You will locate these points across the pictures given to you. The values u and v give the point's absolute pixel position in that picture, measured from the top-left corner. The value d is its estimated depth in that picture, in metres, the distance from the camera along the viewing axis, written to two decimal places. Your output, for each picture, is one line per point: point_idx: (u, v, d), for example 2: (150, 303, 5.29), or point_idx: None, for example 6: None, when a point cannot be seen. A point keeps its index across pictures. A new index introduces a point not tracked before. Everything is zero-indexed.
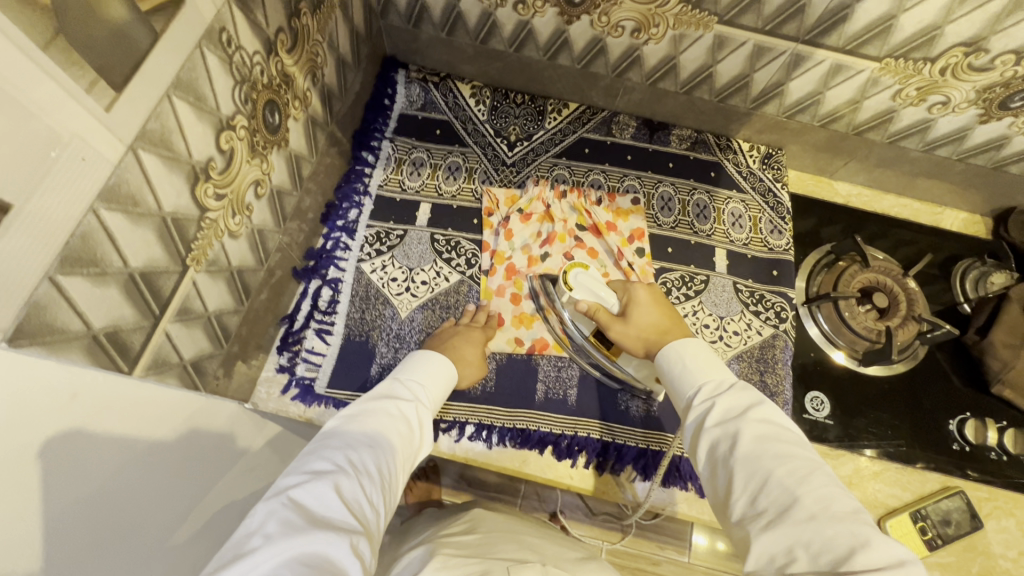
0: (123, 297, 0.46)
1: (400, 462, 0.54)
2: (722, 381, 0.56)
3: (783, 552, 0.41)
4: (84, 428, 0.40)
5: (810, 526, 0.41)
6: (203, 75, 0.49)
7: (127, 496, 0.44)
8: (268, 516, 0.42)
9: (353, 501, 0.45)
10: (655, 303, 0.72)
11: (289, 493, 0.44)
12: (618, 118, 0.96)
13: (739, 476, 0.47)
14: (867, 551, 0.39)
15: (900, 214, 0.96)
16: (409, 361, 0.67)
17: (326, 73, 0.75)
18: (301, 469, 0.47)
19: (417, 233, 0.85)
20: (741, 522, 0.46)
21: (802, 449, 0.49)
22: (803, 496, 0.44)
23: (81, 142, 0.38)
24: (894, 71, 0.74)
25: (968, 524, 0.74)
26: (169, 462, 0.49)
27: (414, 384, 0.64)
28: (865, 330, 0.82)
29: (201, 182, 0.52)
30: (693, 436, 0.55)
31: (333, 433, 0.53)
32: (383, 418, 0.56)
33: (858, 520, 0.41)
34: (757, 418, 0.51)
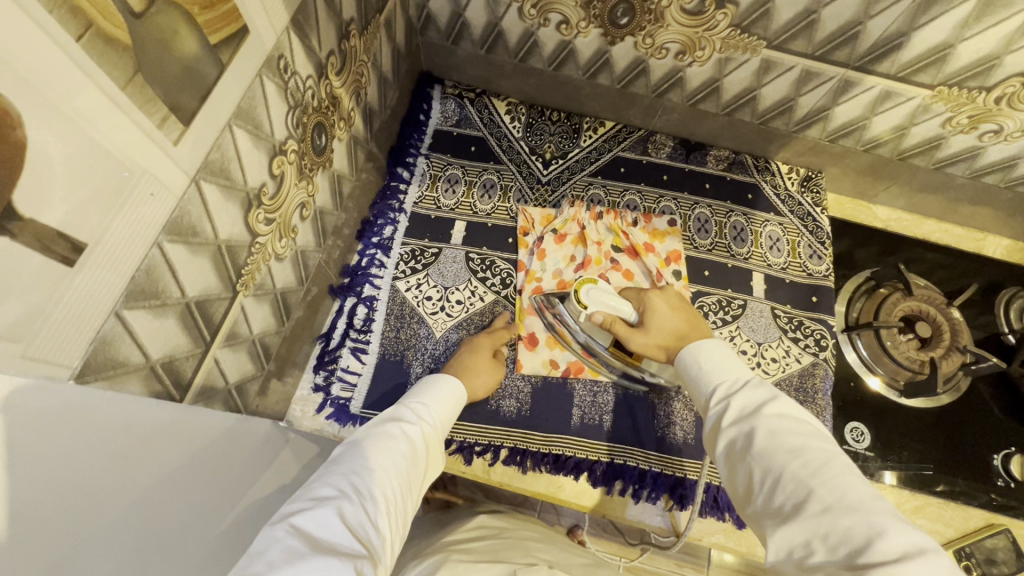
0: (180, 326, 0.46)
1: (408, 488, 0.49)
2: (739, 378, 0.54)
3: (800, 545, 0.39)
4: (128, 439, 0.37)
5: (825, 518, 0.39)
6: (261, 102, 0.49)
7: (191, 496, 0.40)
8: (268, 542, 0.36)
9: (361, 528, 0.41)
10: (673, 310, 0.69)
11: (291, 519, 0.39)
12: (654, 137, 0.95)
13: (757, 473, 0.45)
14: (883, 539, 0.36)
15: (941, 239, 0.94)
16: (417, 389, 0.64)
17: (369, 91, 0.75)
18: (302, 495, 0.42)
19: (452, 252, 0.84)
20: (762, 520, 0.44)
21: (820, 441, 0.45)
22: (818, 488, 0.41)
23: (151, 177, 0.37)
24: (946, 99, 0.72)
25: (1015, 563, 0.72)
26: (219, 466, 0.45)
27: (424, 407, 0.60)
28: (908, 361, 0.81)
29: (254, 209, 0.52)
30: (712, 436, 0.52)
31: (338, 459, 0.48)
32: (392, 441, 0.51)
33: (877, 508, 0.38)
34: (772, 413, 0.48)
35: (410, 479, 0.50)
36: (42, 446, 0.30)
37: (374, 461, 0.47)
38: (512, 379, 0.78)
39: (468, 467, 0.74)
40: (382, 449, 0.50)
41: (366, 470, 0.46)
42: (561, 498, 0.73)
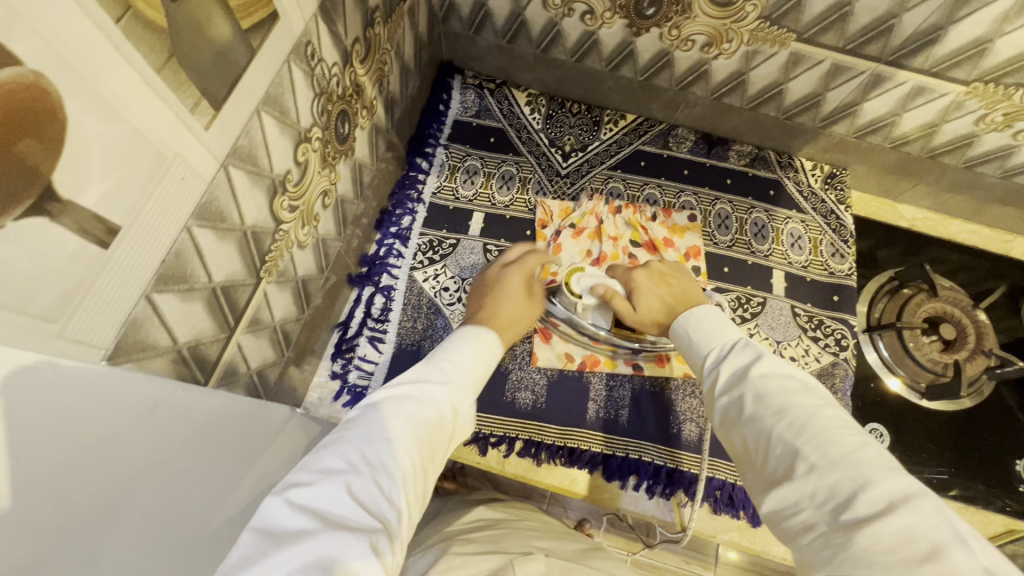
0: (206, 311, 0.46)
1: (427, 452, 0.47)
2: (727, 342, 0.55)
3: (791, 502, 0.38)
4: (144, 418, 0.37)
5: (813, 476, 0.38)
6: (288, 89, 0.48)
7: (207, 478, 0.40)
8: (273, 521, 0.35)
9: (374, 502, 0.39)
10: (657, 284, 0.71)
11: (296, 495, 0.37)
12: (676, 131, 0.93)
13: (751, 435, 0.44)
14: (869, 491, 0.35)
15: (967, 240, 0.92)
16: (444, 345, 0.61)
17: (391, 80, 0.75)
18: (308, 466, 0.41)
19: (469, 243, 0.84)
20: (762, 480, 0.42)
21: (810, 396, 0.44)
22: (806, 445, 0.40)
23: (183, 162, 0.38)
24: (981, 95, 0.70)
25: None
26: (234, 449, 0.45)
27: (450, 366, 0.57)
28: (930, 363, 0.80)
29: (279, 195, 0.52)
30: (708, 407, 0.52)
31: (350, 426, 0.46)
32: (408, 405, 0.49)
33: (865, 459, 0.37)
34: (760, 373, 0.48)
35: (431, 443, 0.48)
36: (59, 426, 0.30)
37: (386, 429, 0.45)
38: (529, 370, 0.78)
39: (483, 458, 0.75)
40: (395, 415, 0.47)
41: (377, 440, 0.44)
42: (575, 492, 0.73)
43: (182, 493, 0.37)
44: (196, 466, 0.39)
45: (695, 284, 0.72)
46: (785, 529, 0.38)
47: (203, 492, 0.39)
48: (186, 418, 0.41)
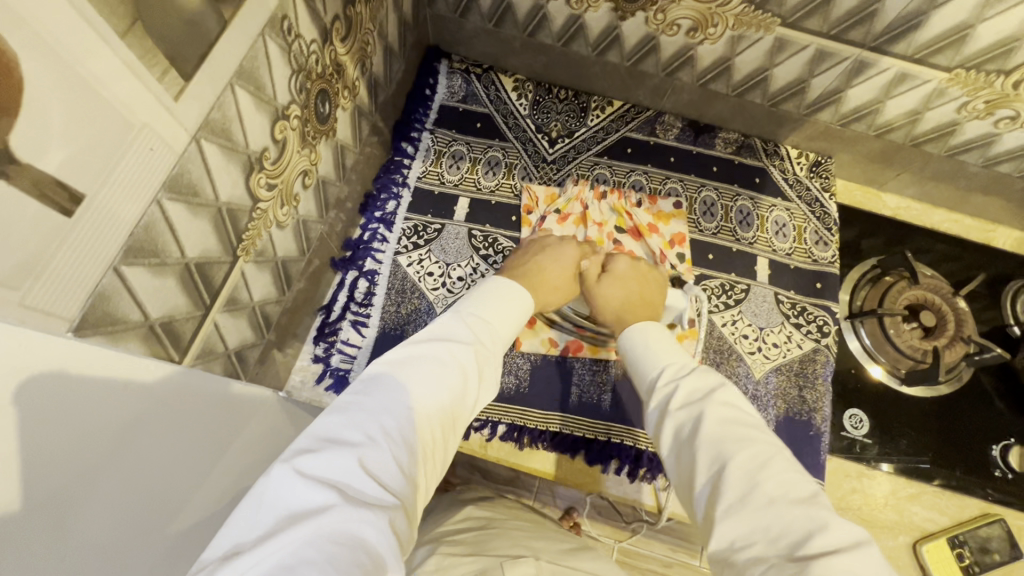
0: (179, 287, 0.46)
1: (449, 417, 0.46)
2: (684, 365, 0.55)
3: (742, 536, 0.39)
4: (135, 408, 0.38)
5: (769, 511, 0.39)
6: (263, 63, 0.48)
7: (171, 467, 0.41)
8: (286, 492, 0.34)
9: (390, 474, 0.38)
10: (629, 277, 0.73)
11: (303, 463, 0.36)
12: (662, 118, 0.93)
13: (704, 460, 0.44)
14: (824, 533, 0.36)
15: (950, 229, 0.93)
16: (469, 301, 0.59)
17: (374, 62, 0.74)
18: (323, 431, 0.39)
19: (454, 228, 0.84)
20: (707, 509, 0.42)
21: (764, 433, 0.45)
22: (762, 481, 0.41)
23: (151, 133, 0.37)
24: (963, 82, 0.70)
25: (1007, 552, 0.73)
26: (206, 434, 0.46)
27: (476, 326, 0.55)
28: (909, 349, 0.80)
29: (256, 172, 0.52)
30: (656, 425, 0.52)
31: (368, 387, 0.44)
32: (431, 369, 0.47)
33: (819, 504, 0.39)
34: (721, 400, 0.48)
35: (452, 409, 0.46)
36: (48, 424, 0.31)
37: (404, 397, 0.43)
38: (513, 355, 0.78)
39: (466, 442, 0.75)
40: (416, 381, 0.45)
41: (396, 408, 0.42)
42: (557, 477, 0.74)
43: (151, 486, 0.39)
44: (164, 458, 0.40)
45: (662, 295, 0.74)
46: (731, 562, 0.39)
47: (169, 485, 0.40)
48: (158, 409, 0.41)
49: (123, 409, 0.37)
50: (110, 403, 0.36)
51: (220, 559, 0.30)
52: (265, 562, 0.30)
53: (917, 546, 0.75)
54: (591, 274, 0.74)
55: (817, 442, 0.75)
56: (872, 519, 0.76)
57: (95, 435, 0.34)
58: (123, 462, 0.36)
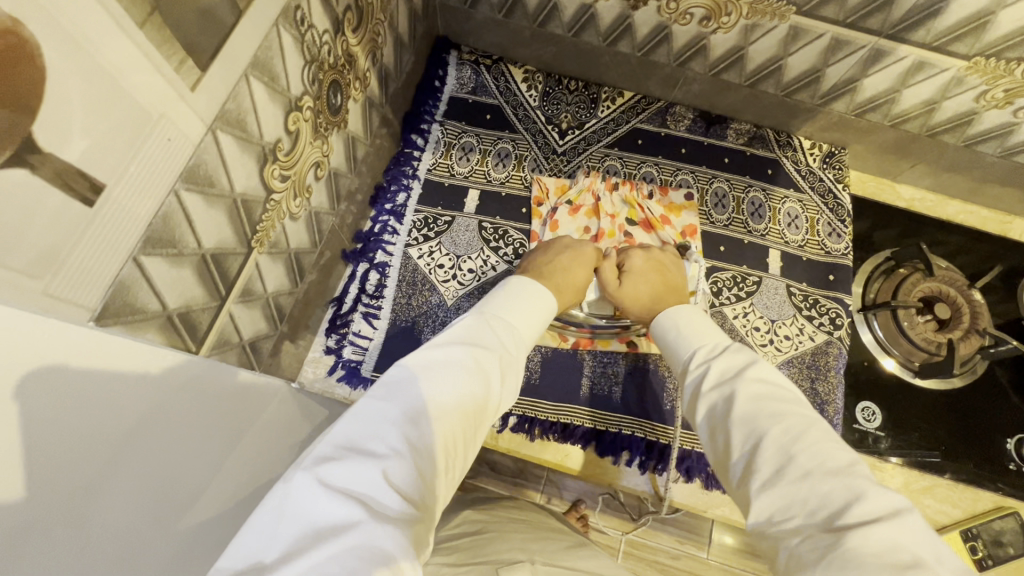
0: (195, 278, 0.46)
1: (470, 423, 0.46)
2: (718, 344, 0.55)
3: (780, 508, 0.39)
4: (154, 401, 0.38)
5: (806, 482, 0.39)
6: (277, 54, 0.48)
7: (188, 463, 0.40)
8: (309, 504, 0.34)
9: (411, 485, 0.38)
10: (648, 269, 0.72)
11: (326, 472, 0.36)
12: (673, 109, 0.92)
13: (738, 436, 0.45)
14: (861, 503, 0.37)
15: (965, 221, 0.91)
16: (489, 302, 0.59)
17: (384, 53, 0.74)
18: (343, 438, 0.39)
19: (465, 220, 0.84)
20: (742, 484, 0.43)
21: (800, 407, 0.46)
22: (799, 452, 0.41)
23: (168, 123, 0.37)
24: (982, 70, 0.69)
25: (1020, 546, 0.73)
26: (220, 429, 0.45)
27: (496, 329, 0.55)
28: (924, 341, 0.80)
29: (269, 163, 0.52)
30: (690, 402, 0.52)
31: (389, 391, 0.44)
32: (452, 374, 0.46)
33: (855, 474, 0.39)
34: (752, 377, 0.48)
35: (474, 415, 0.46)
36: (70, 417, 0.30)
37: (426, 403, 0.43)
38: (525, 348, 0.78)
39: None
40: (438, 386, 0.45)
41: (418, 416, 0.42)
42: (568, 468, 0.74)
43: (173, 477, 0.38)
44: (184, 453, 0.40)
45: (683, 278, 0.74)
46: (768, 534, 0.39)
47: (186, 481, 0.40)
48: (173, 401, 0.40)
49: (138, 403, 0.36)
50: (124, 396, 0.35)
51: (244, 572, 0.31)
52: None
53: None
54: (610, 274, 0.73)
55: None
56: None
57: (112, 430, 0.33)
58: (141, 457, 0.36)
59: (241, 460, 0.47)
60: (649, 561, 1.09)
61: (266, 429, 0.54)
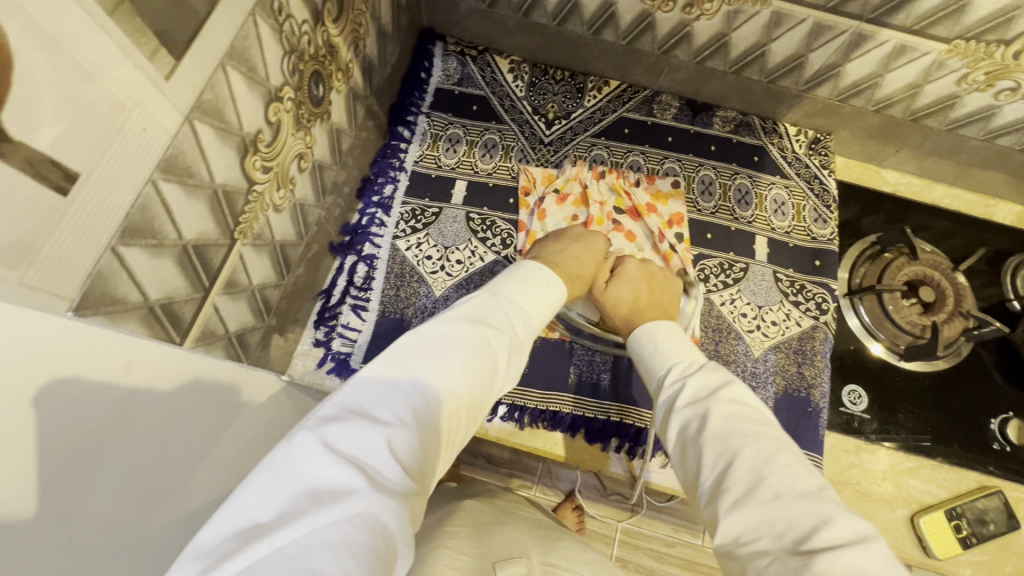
0: (177, 269, 0.46)
1: (472, 401, 0.47)
2: (693, 362, 0.56)
3: (748, 530, 0.41)
4: (136, 395, 0.39)
5: (774, 506, 0.41)
6: (254, 44, 0.48)
7: (168, 455, 0.41)
8: (311, 465, 0.35)
9: (410, 456, 0.39)
10: (639, 279, 0.73)
11: (328, 435, 0.37)
12: (660, 97, 0.93)
13: (709, 457, 0.46)
14: (829, 528, 0.38)
15: (950, 205, 0.92)
16: (501, 279, 0.60)
17: (367, 43, 0.74)
18: (348, 403, 0.40)
19: (452, 211, 0.84)
20: (711, 504, 0.44)
21: (771, 429, 0.47)
22: (768, 477, 0.43)
23: (143, 112, 0.37)
24: (963, 54, 0.69)
25: (1003, 523, 0.74)
26: (209, 421, 0.47)
27: (506, 306, 0.56)
28: (909, 325, 0.80)
29: (250, 154, 0.52)
30: (663, 417, 0.53)
31: (397, 361, 0.45)
32: (459, 349, 0.47)
33: (823, 498, 0.41)
34: (727, 397, 0.50)
35: (477, 392, 0.47)
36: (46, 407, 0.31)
37: (433, 377, 0.44)
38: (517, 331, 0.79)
39: None
40: (444, 361, 0.46)
41: (424, 391, 0.43)
42: (557, 455, 0.75)
43: (157, 467, 0.40)
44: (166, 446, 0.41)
45: (673, 293, 0.74)
46: (737, 557, 0.41)
47: (166, 473, 0.41)
48: (154, 390, 0.41)
49: (115, 395, 0.37)
50: (97, 390, 0.35)
51: (241, 532, 0.31)
52: (285, 537, 0.30)
53: (915, 518, 0.75)
54: (601, 277, 0.74)
55: (816, 419, 0.75)
56: (870, 493, 0.76)
57: (83, 432, 0.34)
58: (123, 453, 0.37)
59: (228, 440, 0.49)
60: (645, 550, 1.10)
61: (252, 411, 0.56)
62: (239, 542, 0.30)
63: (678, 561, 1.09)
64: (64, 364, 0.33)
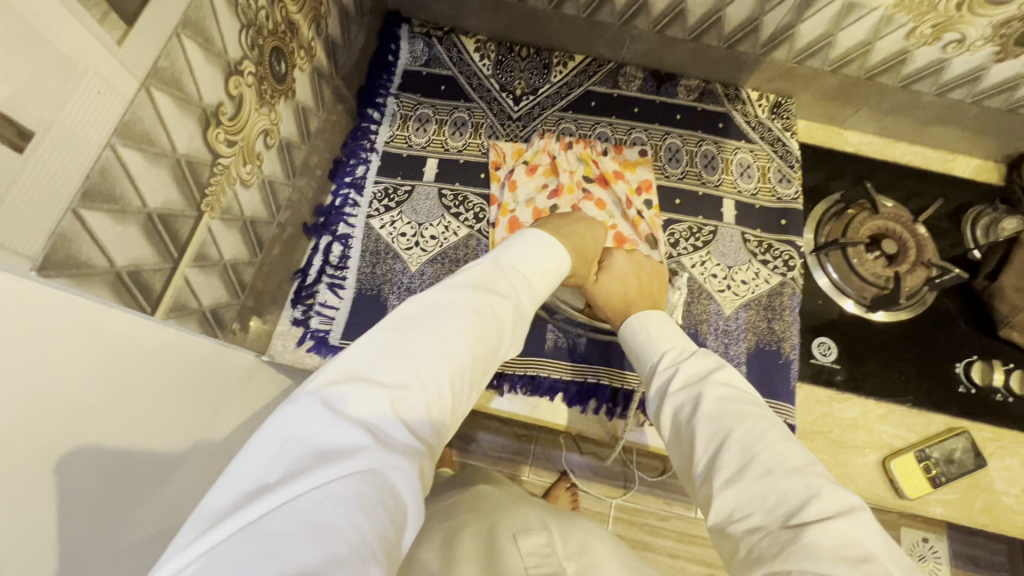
0: (143, 236, 0.47)
1: (481, 365, 0.47)
2: (686, 348, 0.57)
3: (740, 507, 0.43)
4: (102, 362, 0.40)
5: (766, 481, 0.42)
6: (209, 15, 0.49)
7: (141, 418, 0.44)
8: (316, 426, 0.36)
9: (415, 419, 0.40)
10: (628, 272, 0.71)
11: (331, 399, 0.37)
12: (624, 69, 0.94)
13: (702, 437, 0.47)
14: (819, 501, 0.40)
15: (911, 161, 0.95)
16: (507, 245, 0.57)
17: (329, 23, 0.75)
18: (350, 365, 0.40)
19: (425, 189, 0.85)
20: (704, 482, 0.46)
21: (759, 407, 0.49)
22: (759, 454, 0.44)
23: (96, 76, 0.38)
24: (909, 8, 0.72)
25: (970, 462, 0.76)
26: (175, 390, 0.49)
27: (511, 274, 0.53)
28: (874, 277, 0.83)
29: (212, 126, 0.53)
30: (657, 403, 0.54)
31: (402, 323, 0.44)
32: (467, 311, 0.46)
33: (813, 473, 0.43)
34: (718, 380, 0.51)
35: (485, 355, 0.47)
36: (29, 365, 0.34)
37: (441, 341, 0.43)
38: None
39: None
40: (452, 325, 0.45)
41: (431, 353, 0.42)
42: (537, 419, 0.77)
43: (128, 426, 0.42)
44: (140, 412, 0.44)
45: (662, 285, 0.72)
46: (729, 532, 0.43)
47: (136, 436, 0.43)
48: (111, 369, 0.41)
49: (66, 368, 0.37)
50: (53, 363, 0.36)
51: (249, 490, 0.32)
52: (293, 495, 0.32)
53: (886, 461, 0.76)
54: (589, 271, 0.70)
55: (788, 370, 0.78)
56: (843, 441, 0.78)
57: (49, 419, 0.35)
58: (94, 430, 0.38)
59: (190, 420, 0.50)
60: (640, 525, 1.12)
61: (220, 399, 0.57)
62: (249, 500, 0.32)
63: (673, 533, 1.11)
64: (36, 324, 0.35)
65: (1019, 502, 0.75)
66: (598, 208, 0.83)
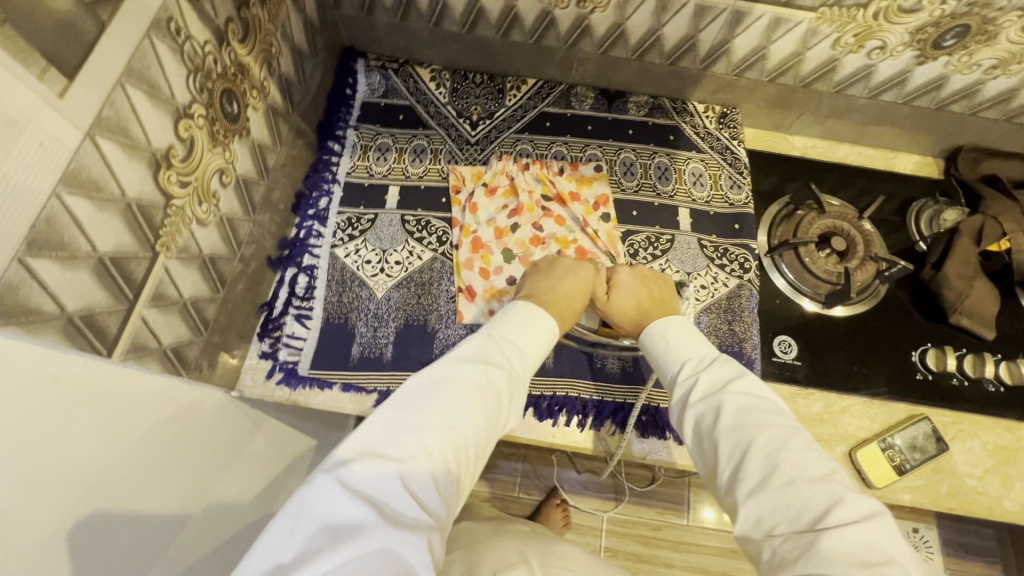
0: (95, 281, 0.48)
1: (483, 435, 0.51)
2: (706, 355, 0.60)
3: (765, 515, 0.46)
4: (58, 411, 0.42)
5: (789, 489, 0.46)
6: (153, 64, 0.51)
7: (97, 469, 0.45)
8: (331, 505, 0.41)
9: (423, 492, 0.44)
10: (635, 284, 0.73)
11: (344, 477, 0.43)
12: (575, 90, 0.98)
13: (727, 446, 0.51)
14: (841, 507, 0.43)
15: (855, 161, 0.99)
16: (497, 320, 0.63)
17: (281, 63, 0.77)
18: (363, 445, 0.46)
19: (387, 216, 0.87)
20: (729, 490, 0.49)
21: (780, 416, 0.52)
22: (782, 463, 0.47)
23: (39, 129, 0.40)
24: (831, 19, 0.76)
25: (933, 446, 0.77)
26: (136, 437, 0.50)
27: (504, 346, 0.59)
28: (826, 274, 0.86)
29: (163, 169, 0.54)
30: (679, 411, 0.58)
31: (405, 402, 0.50)
32: (462, 386, 0.52)
33: (834, 481, 0.46)
34: (738, 390, 0.54)
35: (486, 426, 0.52)
36: None
37: (444, 419, 0.49)
38: (448, 309, 0.81)
39: None
40: (454, 401, 0.50)
41: (434, 429, 0.48)
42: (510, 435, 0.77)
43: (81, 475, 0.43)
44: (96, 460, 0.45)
45: (671, 288, 0.74)
46: (755, 539, 0.46)
47: (89, 486, 0.44)
48: (62, 418, 0.42)
49: (16, 420, 0.38)
50: (16, 413, 0.38)
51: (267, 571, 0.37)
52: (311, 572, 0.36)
53: (852, 453, 0.77)
54: (600, 292, 0.73)
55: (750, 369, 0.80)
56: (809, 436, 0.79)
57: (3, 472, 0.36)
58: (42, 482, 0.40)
59: (149, 465, 0.51)
60: (635, 538, 1.11)
61: (186, 444, 0.58)
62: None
63: (669, 544, 1.10)
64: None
65: (982, 483, 0.76)
66: (558, 228, 0.86)
